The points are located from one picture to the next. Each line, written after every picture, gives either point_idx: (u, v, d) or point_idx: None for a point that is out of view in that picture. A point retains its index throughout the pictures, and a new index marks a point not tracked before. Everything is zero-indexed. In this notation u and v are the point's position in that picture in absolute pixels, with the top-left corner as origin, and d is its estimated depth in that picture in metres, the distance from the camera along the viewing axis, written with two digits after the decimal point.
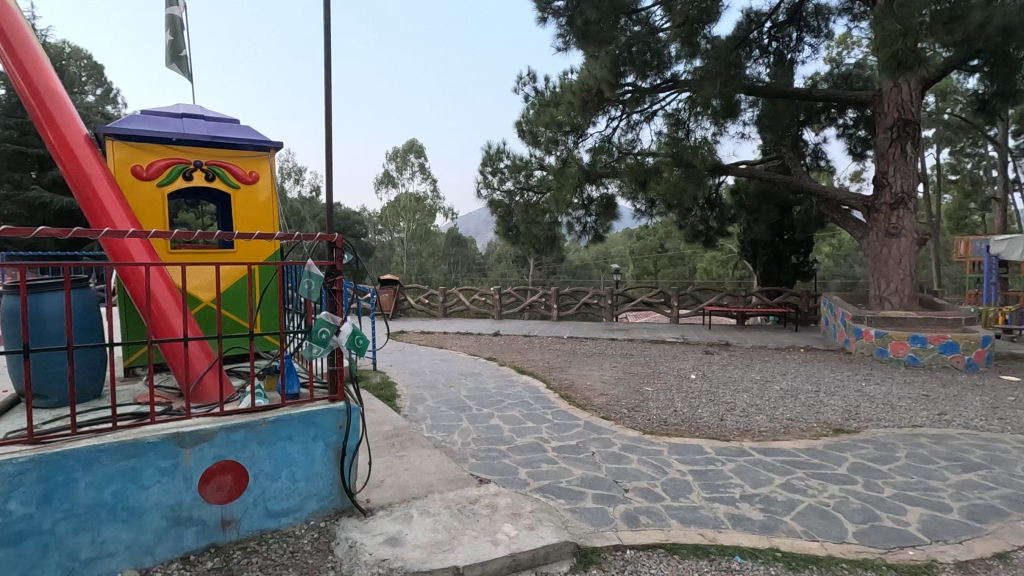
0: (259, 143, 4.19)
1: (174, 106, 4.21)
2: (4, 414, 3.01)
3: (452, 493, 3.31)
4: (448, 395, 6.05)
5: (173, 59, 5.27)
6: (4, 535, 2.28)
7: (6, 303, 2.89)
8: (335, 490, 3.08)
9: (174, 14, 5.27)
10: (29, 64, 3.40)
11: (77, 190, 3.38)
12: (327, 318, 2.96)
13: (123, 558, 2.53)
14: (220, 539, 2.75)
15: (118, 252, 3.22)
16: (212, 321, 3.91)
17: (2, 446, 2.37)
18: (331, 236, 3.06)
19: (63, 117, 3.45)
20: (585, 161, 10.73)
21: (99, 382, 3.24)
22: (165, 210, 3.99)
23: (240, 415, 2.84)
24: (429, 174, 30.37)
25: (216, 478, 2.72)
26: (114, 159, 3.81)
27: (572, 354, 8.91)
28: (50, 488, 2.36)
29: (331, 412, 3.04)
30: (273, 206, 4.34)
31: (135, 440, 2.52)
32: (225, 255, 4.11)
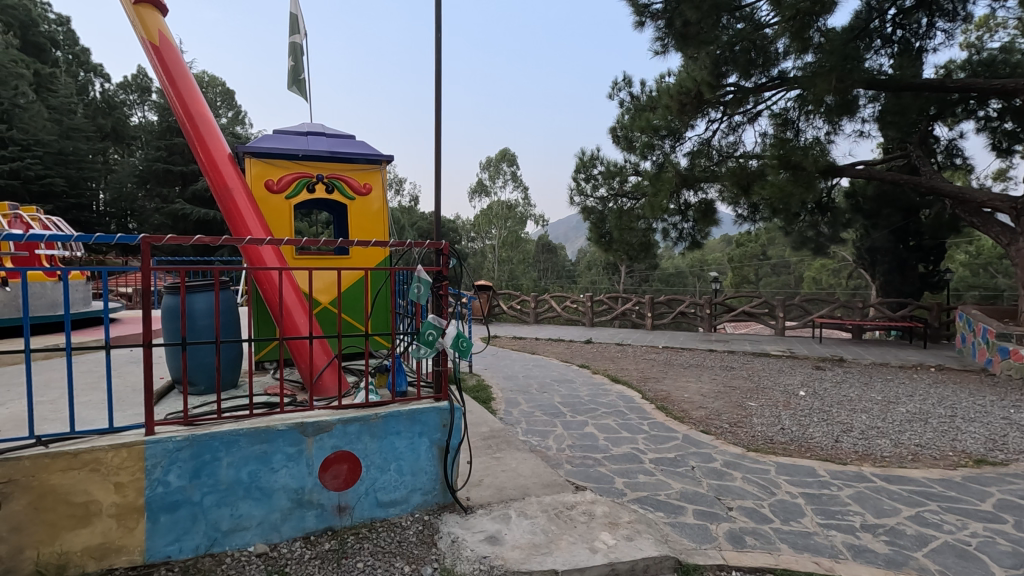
0: (372, 156, 4.50)
1: (299, 125, 4.64)
2: (162, 398, 3.46)
3: (549, 498, 3.34)
4: (541, 400, 6.12)
5: (294, 82, 5.81)
6: (163, 502, 2.63)
7: (166, 301, 3.32)
8: (438, 485, 3.23)
9: (296, 41, 5.82)
10: (185, 92, 3.92)
11: (221, 203, 3.82)
12: (434, 321, 3.10)
13: (255, 533, 2.81)
14: (336, 524, 2.97)
15: (254, 258, 3.58)
16: (332, 322, 4.25)
17: (162, 426, 2.74)
18: (439, 242, 3.21)
19: (211, 136, 3.92)
20: (683, 166, 10.44)
21: (236, 373, 3.63)
22: (291, 219, 4.39)
23: (354, 409, 3.06)
24: (521, 183, 30.92)
25: (333, 466, 2.95)
26: (251, 174, 4.26)
27: (667, 365, 8.63)
28: (200, 464, 2.68)
29: (436, 411, 3.19)
30: (384, 216, 4.63)
31: (267, 427, 2.80)
32: (341, 261, 4.44)
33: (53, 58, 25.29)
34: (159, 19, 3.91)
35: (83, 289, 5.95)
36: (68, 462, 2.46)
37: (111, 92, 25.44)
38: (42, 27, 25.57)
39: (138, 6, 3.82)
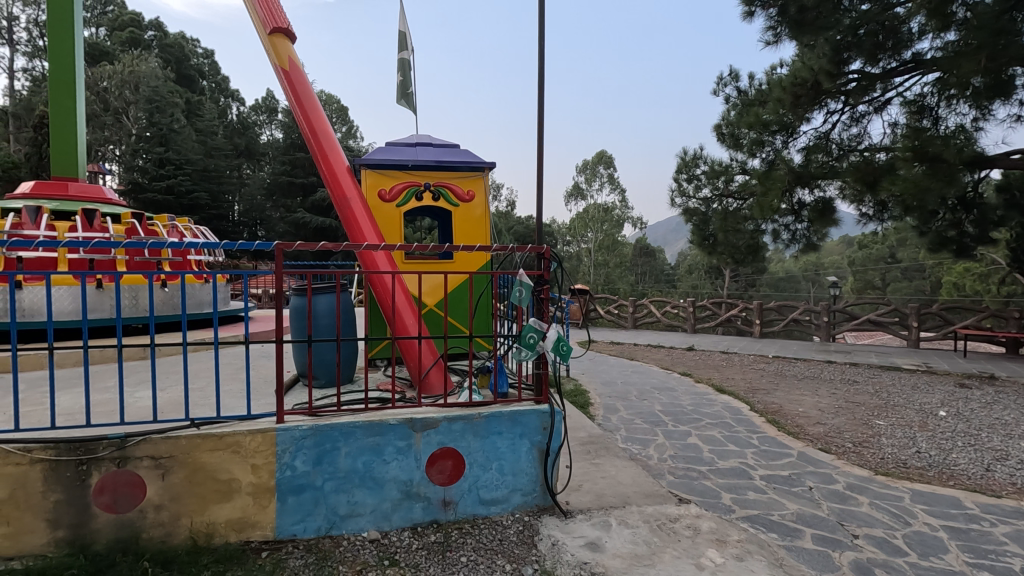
0: (475, 164, 4.65)
1: (408, 137, 4.91)
2: (290, 389, 3.81)
3: (651, 508, 3.24)
4: (641, 407, 5.97)
5: (403, 96, 6.16)
6: (290, 485, 2.89)
7: (295, 302, 3.65)
8: (538, 487, 3.26)
9: (405, 57, 6.16)
10: (310, 111, 4.29)
11: (340, 212, 4.13)
12: (535, 324, 3.14)
13: (368, 520, 3.00)
14: (442, 517, 3.10)
15: (368, 262, 3.85)
16: (438, 323, 4.44)
17: (291, 415, 3.02)
18: (540, 247, 3.24)
19: (331, 150, 4.24)
20: (796, 162, 9.72)
21: (353, 368, 3.92)
22: (401, 226, 4.65)
23: (459, 408, 3.17)
24: (619, 185, 30.40)
25: (438, 462, 3.08)
26: (366, 185, 4.57)
27: (779, 376, 8.04)
28: (322, 452, 2.92)
29: (536, 413, 3.22)
30: (486, 221, 4.77)
31: (380, 420, 2.98)
32: (446, 265, 4.63)
33: (201, 87, 28.86)
34: (290, 47, 4.34)
35: (226, 289, 6.73)
36: (215, 443, 2.79)
37: (245, 114, 28.53)
38: (192, 61, 29.28)
39: (273, 37, 4.27)
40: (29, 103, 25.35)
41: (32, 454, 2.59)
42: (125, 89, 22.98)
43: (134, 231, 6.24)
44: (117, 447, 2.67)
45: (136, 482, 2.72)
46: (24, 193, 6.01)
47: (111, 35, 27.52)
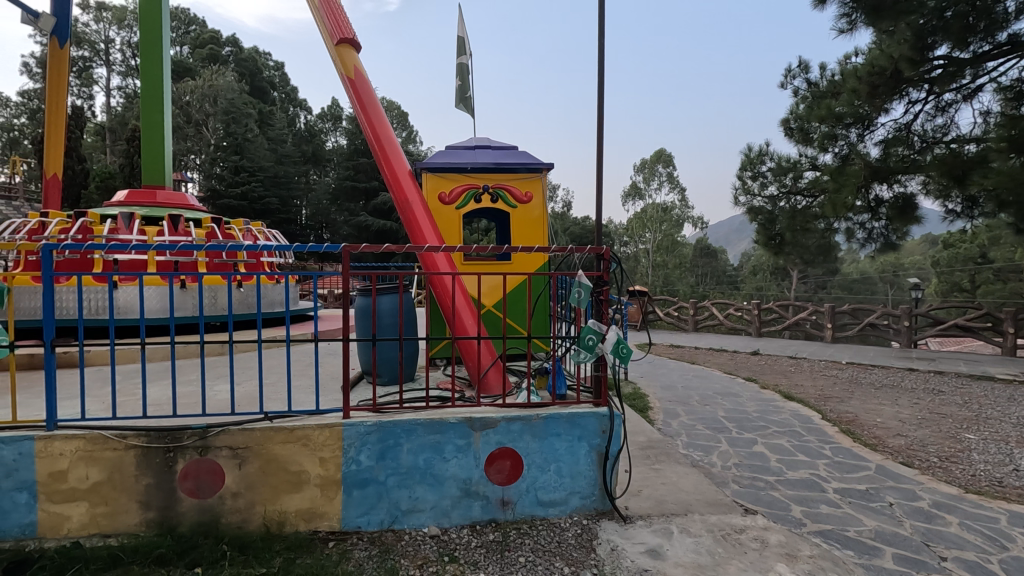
0: (533, 165, 4.66)
1: (467, 140, 4.99)
2: (355, 385, 3.96)
3: (714, 518, 3.13)
4: (703, 413, 5.78)
5: (461, 100, 6.26)
6: (355, 478, 3.00)
7: (359, 302, 3.78)
8: (596, 491, 3.22)
9: (463, 61, 6.26)
10: (374, 118, 4.44)
11: (402, 215, 4.23)
12: (594, 326, 3.10)
13: (429, 516, 3.07)
14: (500, 516, 3.12)
15: (429, 264, 3.93)
16: (496, 324, 4.49)
17: (356, 411, 3.13)
18: (599, 247, 3.20)
19: (394, 155, 4.37)
20: (873, 156, 9.15)
21: (414, 367, 4.02)
22: (460, 228, 4.73)
23: (517, 409, 3.19)
24: (678, 184, 29.63)
25: (497, 461, 3.10)
26: (426, 188, 4.68)
27: (854, 384, 7.58)
28: (385, 448, 3.01)
29: (595, 416, 3.18)
30: (544, 222, 4.77)
31: (440, 419, 3.04)
32: (504, 266, 4.66)
33: (272, 97, 30.46)
34: (355, 56, 4.50)
35: (295, 290, 7.07)
36: (286, 436, 2.93)
37: (312, 123, 29.88)
38: (264, 73, 30.97)
39: (339, 47, 4.45)
40: (123, 118, 27.60)
41: (126, 440, 2.82)
42: (205, 102, 24.60)
43: (213, 235, 6.68)
44: (199, 437, 2.86)
45: (216, 470, 2.90)
46: (119, 201, 6.61)
47: (193, 52, 29.54)
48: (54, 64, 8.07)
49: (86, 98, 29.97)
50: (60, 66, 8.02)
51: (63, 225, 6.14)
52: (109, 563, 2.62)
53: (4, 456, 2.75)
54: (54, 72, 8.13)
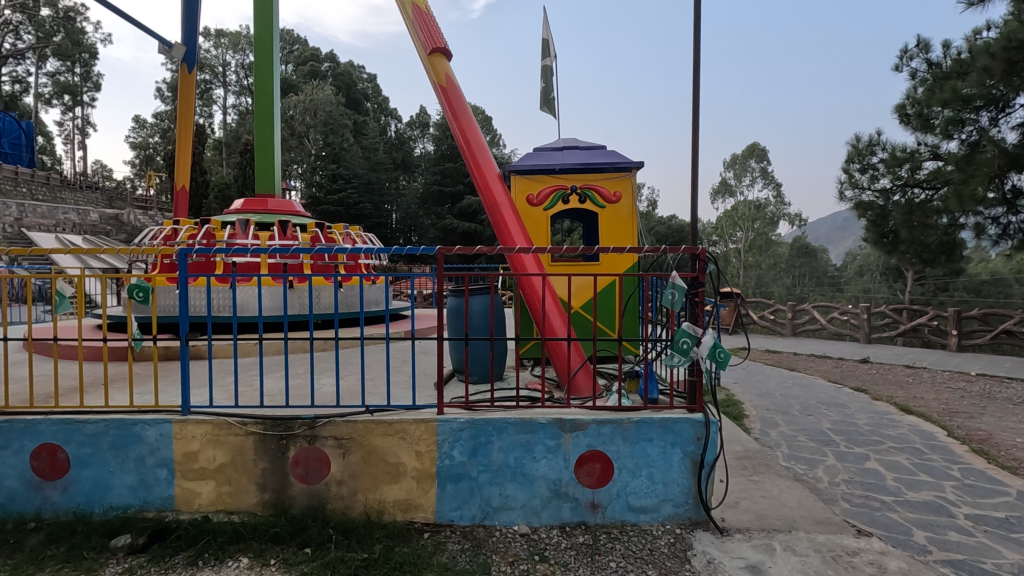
0: (622, 164, 4.59)
1: (555, 141, 4.99)
2: (448, 383, 4.09)
3: (823, 537, 2.92)
4: (805, 424, 5.41)
5: (545, 102, 6.29)
6: (449, 473, 3.10)
7: (452, 302, 3.90)
8: (691, 500, 3.11)
9: (548, 63, 6.29)
10: (464, 122, 4.55)
11: (491, 217, 4.30)
12: (689, 329, 2.99)
13: (519, 514, 3.11)
14: (590, 519, 3.10)
15: (517, 265, 3.97)
16: (584, 325, 4.47)
17: (449, 408, 3.24)
18: (695, 247, 3.08)
19: (484, 159, 4.44)
20: (1010, 142, 8.11)
21: (503, 366, 4.09)
22: (548, 229, 4.75)
23: (609, 412, 3.15)
24: (774, 179, 27.94)
25: (587, 463, 3.09)
26: (515, 190, 4.75)
27: (986, 398, 6.75)
28: (477, 445, 3.08)
29: (690, 422, 3.07)
30: (633, 222, 4.68)
31: (531, 418, 3.06)
32: (592, 267, 4.63)
33: (366, 108, 32.23)
34: (446, 64, 4.66)
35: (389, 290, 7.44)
36: (386, 429, 3.09)
37: (402, 130, 31.27)
38: (359, 86, 32.84)
39: (432, 56, 4.62)
40: (237, 133, 30.36)
41: (246, 427, 3.10)
42: (307, 115, 26.66)
43: (317, 239, 7.18)
44: (309, 427, 3.08)
45: (324, 458, 3.11)
46: (237, 209, 7.25)
47: (296, 70, 31.94)
48: (184, 88, 9.02)
49: (207, 116, 33.32)
50: (189, 90, 8.95)
51: (191, 231, 6.84)
52: (233, 538, 2.90)
53: (148, 436, 3.11)
54: (184, 96, 9.08)
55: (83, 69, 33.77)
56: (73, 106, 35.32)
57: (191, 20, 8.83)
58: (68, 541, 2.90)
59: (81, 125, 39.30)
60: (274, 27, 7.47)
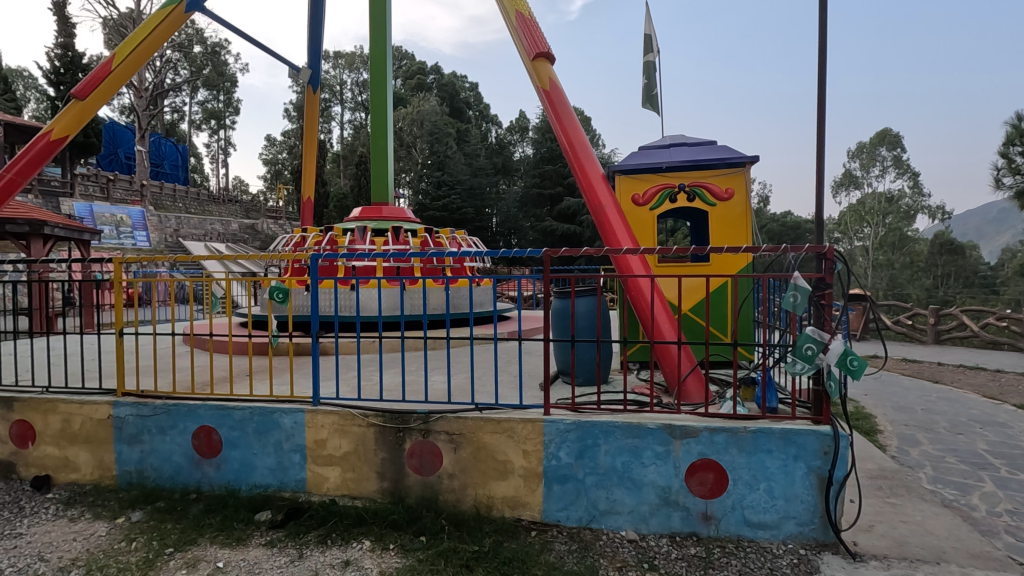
0: (735, 160, 4.36)
1: (661, 139, 4.85)
2: (554, 384, 4.12)
3: (981, 574, 2.56)
4: (954, 444, 4.77)
5: (647, 99, 6.13)
6: (555, 474, 3.12)
7: (557, 304, 3.93)
8: (817, 519, 2.87)
9: (650, 59, 6.13)
10: (567, 123, 4.56)
11: (595, 217, 4.26)
12: (814, 333, 2.77)
13: (626, 519, 3.05)
14: (702, 531, 2.97)
15: (623, 267, 3.90)
16: (695, 329, 4.30)
17: (555, 409, 3.27)
18: (821, 246, 2.84)
19: (587, 158, 4.42)
20: None
21: (609, 368, 4.05)
22: (654, 229, 4.62)
23: (723, 420, 3.00)
24: (909, 168, 25.00)
25: (699, 472, 2.96)
26: (620, 190, 4.67)
27: None
28: (584, 447, 3.08)
29: (815, 434, 2.85)
30: (748, 220, 4.43)
31: (638, 423, 3.01)
32: (702, 268, 4.44)
33: (468, 116, 33.38)
34: (549, 68, 4.70)
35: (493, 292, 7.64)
36: (494, 427, 3.18)
37: (503, 136, 31.99)
38: (462, 95, 34.08)
39: (535, 62, 4.68)
40: (353, 146, 32.77)
41: (368, 419, 3.34)
42: (414, 127, 28.35)
43: (426, 244, 7.56)
44: (423, 421, 3.26)
45: (436, 452, 3.27)
46: (355, 217, 7.85)
47: (405, 84, 33.85)
48: (309, 108, 9.90)
49: (327, 132, 36.26)
50: (314, 110, 9.80)
51: (317, 238, 7.49)
52: (357, 521, 3.14)
53: (285, 423, 3.46)
54: (309, 115, 9.96)
55: (226, 97, 38.32)
56: (218, 130, 40.11)
57: (315, 46, 9.68)
58: (222, 512, 3.30)
59: (224, 146, 44.51)
60: (387, 46, 7.98)
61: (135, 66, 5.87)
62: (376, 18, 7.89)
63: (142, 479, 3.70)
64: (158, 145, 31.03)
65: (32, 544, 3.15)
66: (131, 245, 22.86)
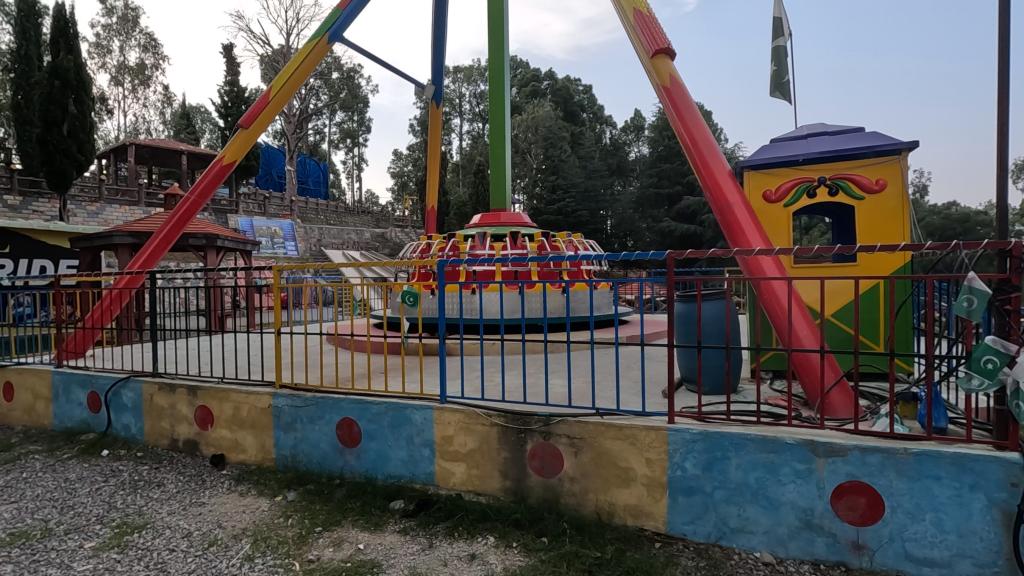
0: (888, 147, 3.89)
1: (797, 129, 4.46)
2: (678, 392, 3.95)
3: None
4: None
5: (777, 87, 5.69)
6: (681, 485, 3.00)
7: (682, 308, 3.76)
8: (1003, 561, 2.46)
9: (780, 44, 5.67)
10: (690, 120, 4.35)
11: (721, 217, 4.02)
12: (994, 344, 2.38)
13: (761, 540, 2.84)
14: (853, 562, 2.67)
15: (754, 268, 3.63)
16: (838, 336, 3.90)
17: (680, 417, 3.14)
18: (1003, 242, 2.43)
19: (712, 156, 4.18)
20: None
21: (737, 377, 3.79)
22: (790, 226, 4.25)
23: (877, 439, 2.68)
24: None
25: (847, 496, 2.68)
26: (749, 186, 4.36)
27: None
28: (712, 459, 2.92)
29: (998, 462, 2.44)
30: (904, 214, 3.93)
31: (774, 437, 2.79)
32: (848, 269, 4.02)
33: (582, 118, 33.35)
34: (670, 64, 4.53)
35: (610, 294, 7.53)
36: (616, 433, 3.13)
37: (618, 136, 31.52)
38: (576, 98, 34.08)
39: (655, 59, 4.54)
40: (471, 155, 34.20)
41: (491, 418, 3.46)
42: (529, 132, 28.95)
43: (543, 247, 7.64)
44: (544, 424, 3.31)
45: (557, 454, 3.29)
46: (476, 223, 8.16)
47: (520, 92, 34.67)
48: (433, 122, 10.49)
49: (448, 144, 38.22)
50: (437, 123, 10.37)
51: (441, 244, 7.91)
52: (482, 517, 3.25)
53: (416, 419, 3.69)
54: (433, 128, 10.55)
55: (360, 116, 41.94)
56: (353, 147, 44.01)
57: (438, 63, 10.25)
58: (361, 498, 3.60)
59: (358, 162, 48.73)
60: (504, 56, 8.23)
61: (288, 94, 6.62)
62: (494, 30, 8.17)
63: (296, 463, 4.15)
64: (303, 165, 34.81)
65: (212, 512, 3.68)
66: (283, 254, 25.88)
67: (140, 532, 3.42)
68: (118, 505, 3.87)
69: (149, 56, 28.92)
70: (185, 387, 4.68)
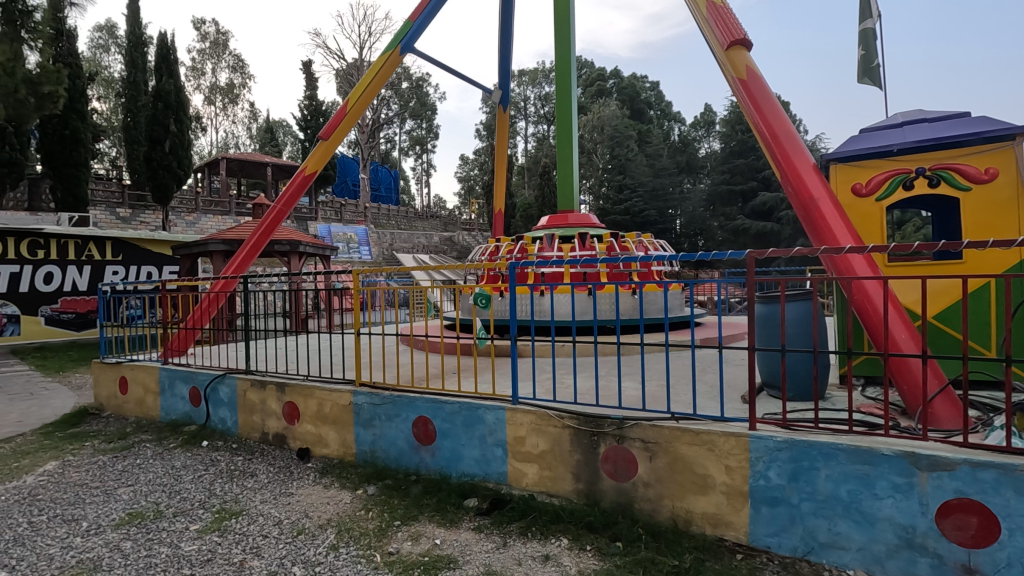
0: (1000, 132, 3.53)
1: (892, 117, 4.15)
2: (760, 398, 3.78)
3: None
4: None
5: (865, 73, 5.33)
6: (764, 495, 2.86)
7: (763, 310, 3.59)
8: None
9: (868, 26, 5.31)
10: (768, 113, 4.15)
11: (805, 214, 3.81)
12: None
13: (855, 557, 2.66)
14: None
15: (843, 267, 3.41)
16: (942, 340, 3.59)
17: (763, 424, 3.00)
18: None
19: (794, 149, 3.97)
20: None
21: (825, 383, 3.57)
22: (883, 222, 3.97)
23: (990, 454, 2.44)
24: None
25: (956, 514, 2.46)
26: (836, 180, 4.11)
27: None
28: (798, 469, 2.77)
29: None
30: (1021, 205, 3.55)
31: (869, 448, 2.61)
32: (953, 267, 3.69)
33: (649, 116, 32.66)
34: (747, 56, 4.35)
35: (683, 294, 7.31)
36: (692, 438, 3.04)
37: (687, 133, 30.61)
38: (643, 95, 33.42)
39: (730, 50, 4.37)
40: (536, 158, 34.37)
41: (563, 420, 3.46)
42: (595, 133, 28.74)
43: (612, 248, 7.54)
44: (617, 427, 3.27)
45: (631, 458, 3.24)
46: (544, 225, 8.19)
47: (585, 92, 34.44)
48: (499, 126, 10.63)
49: (513, 147, 38.60)
50: (503, 126, 10.49)
51: (509, 246, 7.99)
52: (555, 518, 3.26)
53: (488, 419, 3.75)
54: (500, 132, 10.68)
55: (428, 124, 43.23)
56: (422, 154, 45.40)
57: (504, 67, 10.38)
58: (437, 495, 3.70)
59: (427, 168, 50.25)
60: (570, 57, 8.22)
61: (364, 106, 6.95)
62: (560, 32, 8.18)
63: (374, 458, 4.33)
64: (376, 172, 36.29)
65: (300, 502, 3.91)
66: (358, 258, 27.12)
67: (237, 518, 3.70)
68: (218, 491, 4.19)
69: (238, 76, 31.22)
70: (274, 384, 5.01)
